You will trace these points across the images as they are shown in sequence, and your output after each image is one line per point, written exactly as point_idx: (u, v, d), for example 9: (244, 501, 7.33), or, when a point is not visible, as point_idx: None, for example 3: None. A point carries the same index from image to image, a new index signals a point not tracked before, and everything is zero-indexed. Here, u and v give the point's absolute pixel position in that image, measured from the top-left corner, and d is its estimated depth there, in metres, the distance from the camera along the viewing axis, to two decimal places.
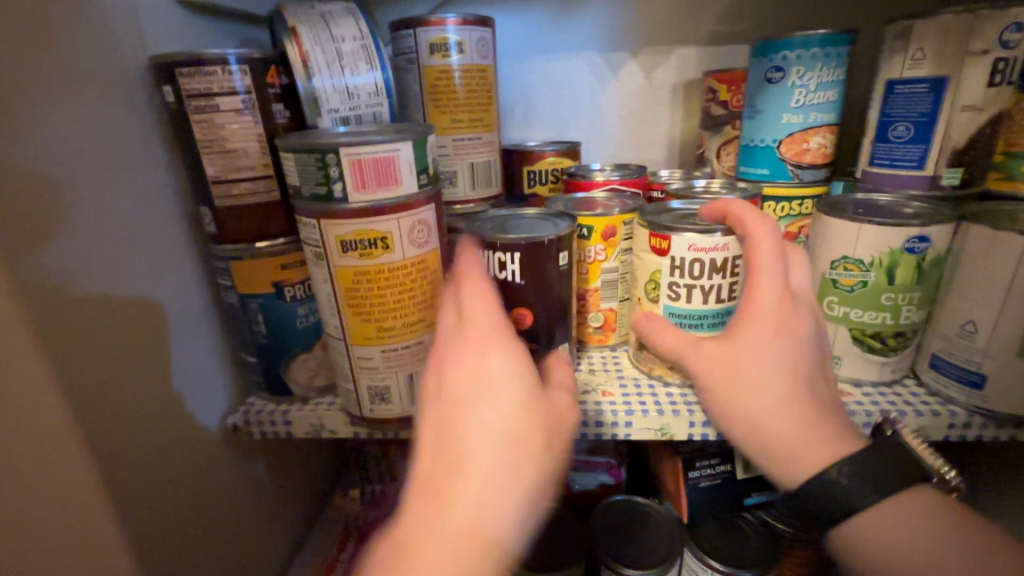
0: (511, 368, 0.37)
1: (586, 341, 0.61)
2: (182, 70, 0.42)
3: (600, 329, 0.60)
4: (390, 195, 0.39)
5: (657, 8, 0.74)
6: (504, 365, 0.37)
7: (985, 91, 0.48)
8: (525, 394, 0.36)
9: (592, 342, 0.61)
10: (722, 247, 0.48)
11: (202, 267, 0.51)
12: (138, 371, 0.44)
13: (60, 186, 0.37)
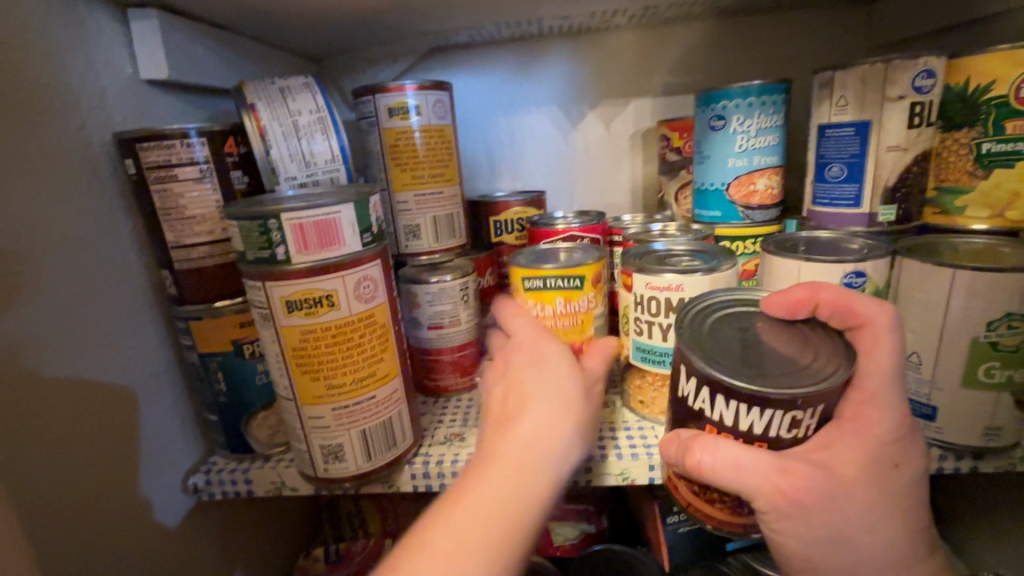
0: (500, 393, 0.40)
1: None
2: (143, 144, 0.45)
3: None
4: (333, 255, 0.41)
5: (610, 65, 0.79)
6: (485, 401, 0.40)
7: (905, 132, 0.51)
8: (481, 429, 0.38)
9: None
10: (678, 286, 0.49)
11: (167, 328, 0.53)
12: (94, 434, 0.44)
13: (19, 258, 0.39)
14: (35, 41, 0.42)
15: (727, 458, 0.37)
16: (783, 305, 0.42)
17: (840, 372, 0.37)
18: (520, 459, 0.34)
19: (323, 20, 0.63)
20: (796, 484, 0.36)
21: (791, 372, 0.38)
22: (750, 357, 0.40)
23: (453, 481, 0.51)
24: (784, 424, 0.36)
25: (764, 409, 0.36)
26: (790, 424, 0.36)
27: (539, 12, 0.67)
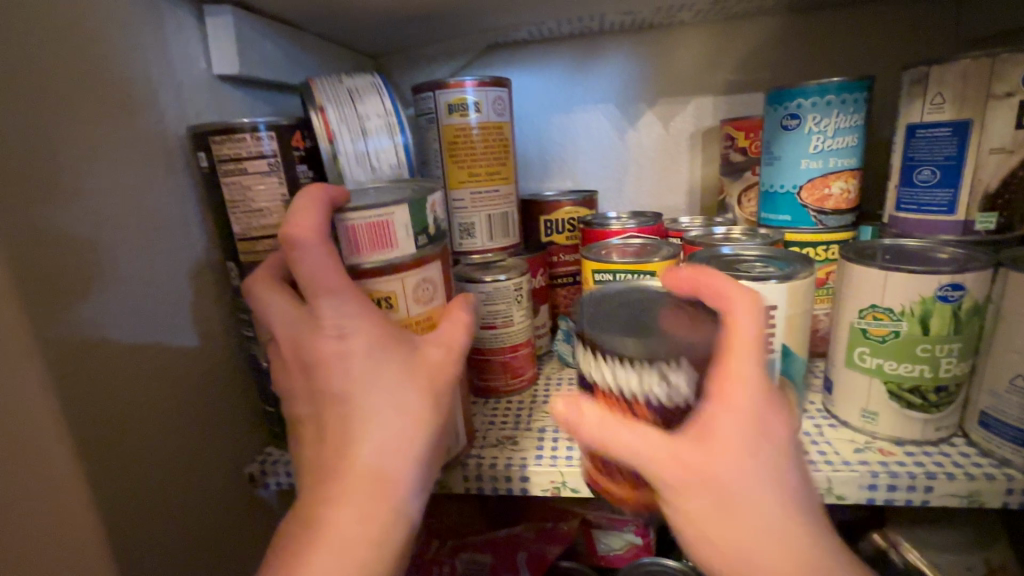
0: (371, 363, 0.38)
1: None
2: (215, 137, 0.46)
3: None
4: (385, 257, 0.42)
5: (672, 62, 0.76)
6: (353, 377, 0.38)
7: (1013, 132, 0.46)
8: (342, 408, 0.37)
9: None
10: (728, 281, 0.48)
11: (231, 319, 0.54)
12: (161, 419, 0.45)
13: (99, 246, 0.40)
14: (119, 36, 0.43)
15: (593, 436, 0.34)
16: (685, 282, 0.39)
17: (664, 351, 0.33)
18: (399, 448, 0.36)
19: (387, 16, 0.63)
20: (680, 465, 0.30)
21: (677, 343, 0.35)
22: (637, 329, 0.38)
23: (505, 484, 0.50)
24: (649, 383, 0.34)
25: (629, 365, 0.34)
26: (661, 384, 0.33)
27: (602, 7, 0.65)
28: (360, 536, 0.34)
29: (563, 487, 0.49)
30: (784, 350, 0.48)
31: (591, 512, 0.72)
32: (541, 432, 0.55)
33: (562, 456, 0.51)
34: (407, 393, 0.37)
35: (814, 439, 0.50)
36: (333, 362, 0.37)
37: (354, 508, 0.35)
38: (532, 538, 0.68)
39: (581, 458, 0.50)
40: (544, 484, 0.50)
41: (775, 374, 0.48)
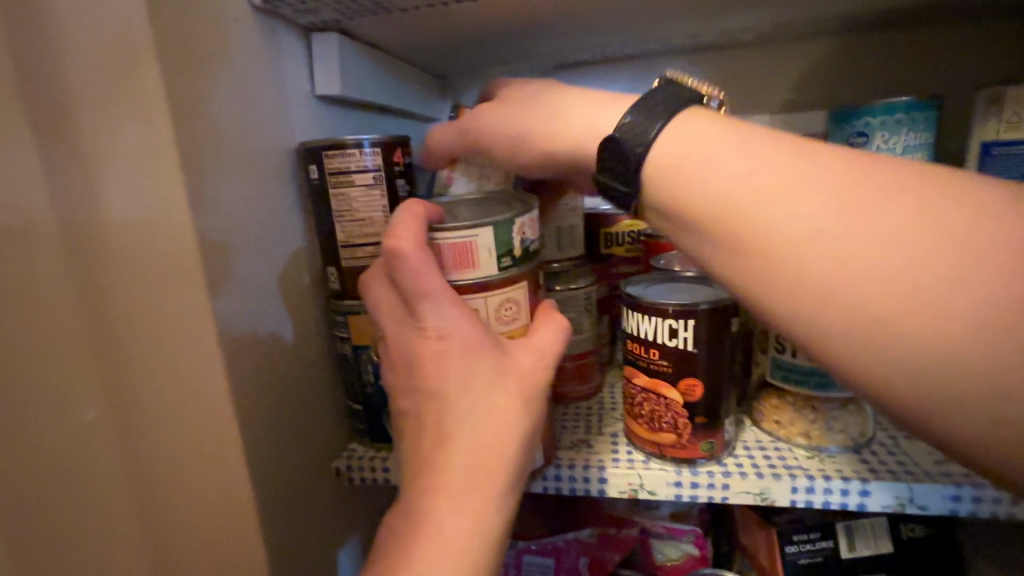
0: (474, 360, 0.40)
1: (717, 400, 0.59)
2: (327, 152, 0.50)
3: None
4: (470, 277, 0.45)
5: (730, 82, 0.79)
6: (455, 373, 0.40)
7: None
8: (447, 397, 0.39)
9: None
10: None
11: (323, 321, 0.57)
12: (271, 411, 0.48)
13: (233, 250, 0.44)
14: (246, 62, 0.47)
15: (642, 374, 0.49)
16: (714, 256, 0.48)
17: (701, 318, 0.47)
18: (496, 437, 0.39)
19: (465, 40, 0.67)
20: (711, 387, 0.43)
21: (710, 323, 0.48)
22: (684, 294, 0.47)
23: (584, 485, 0.52)
24: (666, 332, 0.48)
25: (658, 320, 0.48)
26: (670, 333, 0.48)
27: (669, 30, 0.69)
28: (462, 522, 0.37)
29: (640, 489, 0.51)
30: None
31: (650, 521, 0.73)
32: (614, 436, 0.57)
33: (638, 459, 0.52)
34: (494, 386, 0.40)
35: (892, 450, 0.51)
36: (430, 358, 0.40)
37: (456, 496, 0.37)
38: (595, 544, 0.70)
39: (658, 462, 0.51)
40: (621, 486, 0.51)
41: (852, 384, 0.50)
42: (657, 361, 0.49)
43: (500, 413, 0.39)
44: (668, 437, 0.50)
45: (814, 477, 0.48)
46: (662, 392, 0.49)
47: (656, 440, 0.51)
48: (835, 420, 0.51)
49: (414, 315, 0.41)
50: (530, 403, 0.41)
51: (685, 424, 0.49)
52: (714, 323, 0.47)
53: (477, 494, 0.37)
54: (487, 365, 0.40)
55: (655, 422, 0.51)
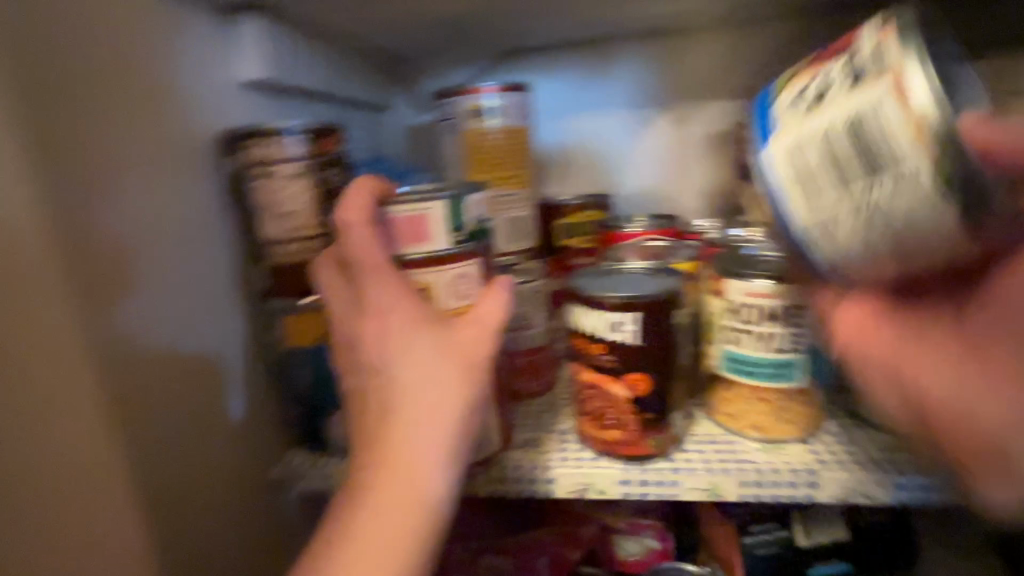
0: (411, 329, 0.39)
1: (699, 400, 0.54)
2: (251, 140, 0.47)
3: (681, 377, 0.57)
4: (420, 251, 0.41)
5: (686, 67, 0.77)
6: (394, 346, 0.39)
7: None
8: (387, 370, 0.39)
9: None
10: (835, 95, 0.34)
11: (254, 323, 0.54)
12: (188, 423, 0.45)
13: (133, 252, 0.41)
14: (148, 44, 0.44)
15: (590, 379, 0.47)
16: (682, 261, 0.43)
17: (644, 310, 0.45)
18: (431, 418, 0.38)
19: (406, 23, 0.64)
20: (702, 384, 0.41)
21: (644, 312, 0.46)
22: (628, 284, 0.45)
23: (530, 487, 0.50)
24: (609, 324, 0.46)
25: (601, 312, 0.46)
26: (614, 326, 0.46)
27: (619, 13, 0.66)
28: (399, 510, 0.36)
29: (588, 489, 0.49)
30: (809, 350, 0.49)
31: (609, 516, 0.72)
32: (564, 435, 0.55)
33: (587, 457, 0.50)
34: (434, 370, 0.38)
35: (843, 440, 0.50)
36: (371, 335, 0.40)
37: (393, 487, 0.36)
38: (552, 543, 0.68)
39: (606, 460, 0.50)
40: (569, 486, 0.49)
41: (801, 373, 0.48)
42: (602, 355, 0.47)
43: (439, 388, 0.38)
44: (616, 434, 0.48)
45: (764, 471, 0.47)
46: (608, 387, 0.47)
47: (603, 437, 0.49)
48: (785, 412, 0.49)
49: (361, 304, 0.40)
50: (478, 375, 0.40)
51: (632, 420, 0.47)
52: (659, 315, 0.45)
53: (414, 481, 0.37)
54: (428, 336, 0.39)
55: (604, 418, 0.49)
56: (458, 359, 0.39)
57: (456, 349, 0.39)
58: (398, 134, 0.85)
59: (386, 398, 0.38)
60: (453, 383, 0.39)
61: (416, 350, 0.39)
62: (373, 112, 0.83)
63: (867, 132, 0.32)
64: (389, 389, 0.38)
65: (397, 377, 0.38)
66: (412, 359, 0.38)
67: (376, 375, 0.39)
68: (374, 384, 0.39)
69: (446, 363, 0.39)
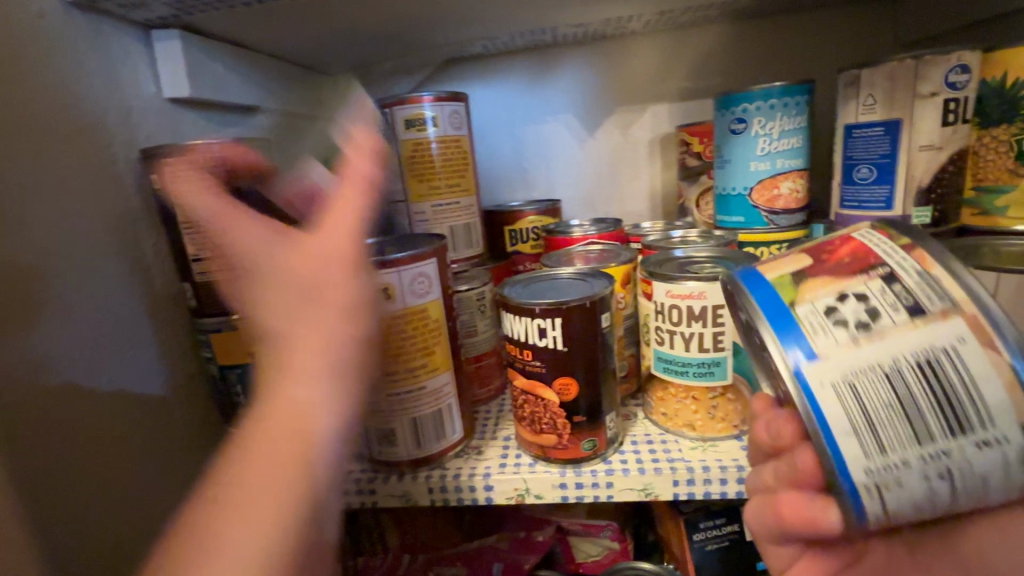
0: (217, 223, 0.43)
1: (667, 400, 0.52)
2: (168, 158, 0.46)
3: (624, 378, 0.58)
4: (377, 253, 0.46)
5: (627, 72, 0.79)
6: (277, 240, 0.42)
7: (940, 130, 0.48)
8: (274, 261, 0.41)
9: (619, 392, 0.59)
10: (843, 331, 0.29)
11: (186, 340, 0.53)
12: (114, 445, 0.44)
13: (46, 274, 0.40)
14: (62, 62, 0.43)
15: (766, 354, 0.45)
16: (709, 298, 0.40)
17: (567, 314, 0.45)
18: (313, 296, 0.40)
19: (341, 35, 0.64)
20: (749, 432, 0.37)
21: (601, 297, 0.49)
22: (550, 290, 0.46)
23: (469, 495, 0.50)
24: (535, 331, 0.46)
25: (525, 318, 0.47)
26: (539, 332, 0.46)
27: (554, 20, 0.67)
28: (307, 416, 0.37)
29: (527, 494, 0.49)
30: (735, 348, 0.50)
31: (564, 519, 0.72)
32: (505, 440, 0.55)
33: (525, 463, 0.51)
34: (279, 266, 0.41)
35: None
36: (255, 243, 0.42)
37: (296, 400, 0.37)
38: (507, 549, 0.69)
39: (544, 464, 0.50)
40: (508, 492, 0.49)
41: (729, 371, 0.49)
42: (531, 361, 0.47)
43: (313, 276, 0.40)
44: (550, 439, 0.49)
45: (695, 468, 0.48)
46: (539, 393, 0.48)
47: (538, 442, 0.50)
48: (716, 408, 0.50)
49: (242, 214, 0.43)
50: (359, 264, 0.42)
51: (564, 424, 0.48)
52: (584, 319, 0.46)
53: (311, 373, 0.37)
54: (256, 234, 0.42)
55: (538, 424, 0.49)
56: (317, 244, 0.41)
57: (332, 234, 0.42)
58: None
59: (270, 288, 0.41)
60: (328, 264, 0.41)
61: (252, 248, 0.42)
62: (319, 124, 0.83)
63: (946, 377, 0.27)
64: (276, 279, 0.41)
65: (279, 267, 0.41)
66: (295, 247, 0.41)
67: (255, 270, 0.41)
68: (259, 279, 0.41)
69: (321, 248, 0.41)
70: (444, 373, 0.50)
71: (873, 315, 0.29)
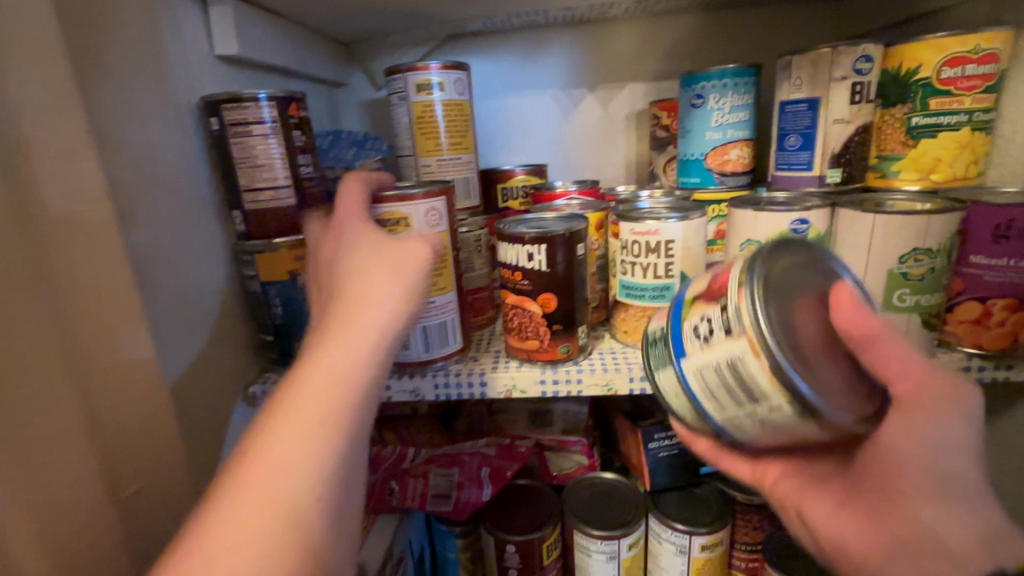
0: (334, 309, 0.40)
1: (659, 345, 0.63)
2: (226, 104, 0.56)
3: (595, 309, 0.70)
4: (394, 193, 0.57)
5: (609, 53, 0.90)
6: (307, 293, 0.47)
7: (849, 107, 0.61)
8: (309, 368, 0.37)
9: (593, 321, 0.71)
10: (735, 333, 0.39)
11: (230, 260, 0.63)
12: (185, 335, 0.54)
13: (140, 188, 0.50)
14: (148, 19, 0.52)
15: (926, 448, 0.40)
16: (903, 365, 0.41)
17: (551, 240, 0.57)
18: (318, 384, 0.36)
19: (362, 8, 0.73)
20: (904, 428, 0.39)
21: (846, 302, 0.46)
22: (542, 234, 0.57)
23: (468, 390, 0.62)
24: (524, 255, 0.58)
25: (519, 245, 0.58)
26: (528, 257, 0.58)
27: (547, 5, 0.78)
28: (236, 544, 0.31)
29: (514, 389, 0.61)
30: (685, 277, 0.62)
31: (543, 436, 0.85)
32: (496, 351, 0.67)
33: (513, 366, 0.63)
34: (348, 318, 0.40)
35: None
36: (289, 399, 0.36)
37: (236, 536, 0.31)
38: (494, 455, 0.80)
39: (529, 367, 0.62)
40: (499, 387, 0.62)
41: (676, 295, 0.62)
42: (521, 281, 0.59)
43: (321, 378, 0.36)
44: (534, 344, 0.60)
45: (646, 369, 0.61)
46: (526, 305, 0.59)
47: (520, 351, 0.62)
48: None
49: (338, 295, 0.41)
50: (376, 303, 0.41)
51: (546, 332, 0.60)
52: (563, 248, 0.58)
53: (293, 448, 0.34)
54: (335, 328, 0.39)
55: (525, 332, 0.61)
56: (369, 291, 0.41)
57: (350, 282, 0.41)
58: (356, 110, 0.95)
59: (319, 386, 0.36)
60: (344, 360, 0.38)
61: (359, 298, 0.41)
62: (333, 88, 0.92)
63: (733, 361, 0.39)
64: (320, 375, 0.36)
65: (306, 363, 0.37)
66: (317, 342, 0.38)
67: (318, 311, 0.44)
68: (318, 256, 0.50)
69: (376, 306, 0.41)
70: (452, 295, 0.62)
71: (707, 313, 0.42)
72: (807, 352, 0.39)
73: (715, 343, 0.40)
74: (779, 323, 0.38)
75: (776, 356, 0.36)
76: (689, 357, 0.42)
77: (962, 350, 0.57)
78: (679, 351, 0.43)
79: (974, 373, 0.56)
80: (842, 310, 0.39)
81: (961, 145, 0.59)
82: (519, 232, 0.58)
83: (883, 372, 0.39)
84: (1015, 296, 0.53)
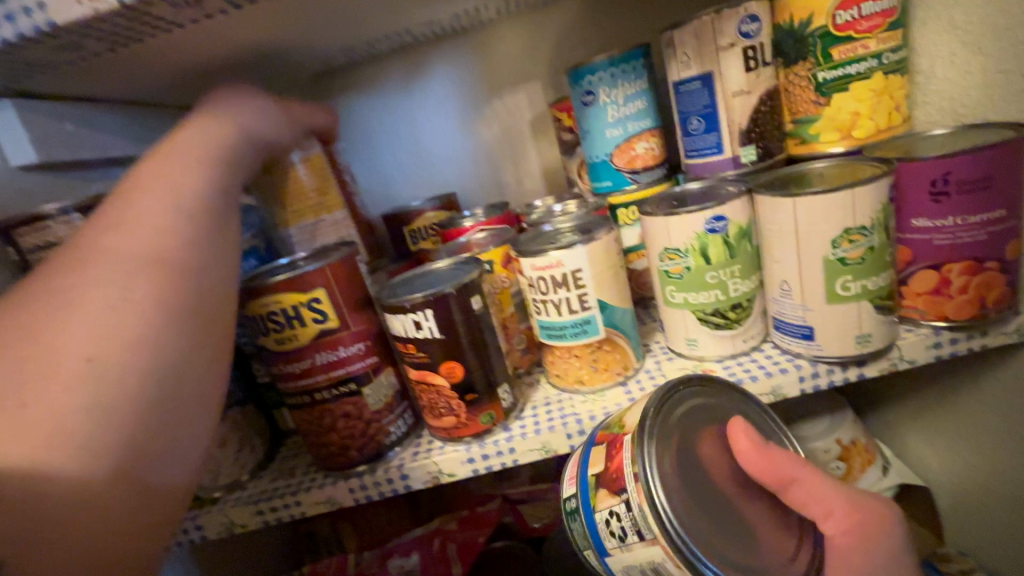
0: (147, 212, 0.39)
1: (592, 384, 0.55)
2: (18, 229, 0.47)
3: (525, 350, 0.62)
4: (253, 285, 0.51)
5: (494, 59, 0.81)
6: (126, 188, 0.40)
7: (745, 76, 0.54)
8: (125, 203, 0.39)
9: (524, 365, 0.63)
10: (649, 540, 0.39)
11: None
12: None
13: None
14: None
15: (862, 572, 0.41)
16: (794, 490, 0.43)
17: (439, 301, 0.49)
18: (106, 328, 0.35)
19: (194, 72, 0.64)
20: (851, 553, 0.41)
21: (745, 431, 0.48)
22: (427, 295, 0.48)
23: (389, 486, 0.53)
24: (412, 325, 0.49)
25: (405, 312, 0.49)
26: (416, 326, 0.49)
27: (405, 23, 0.69)
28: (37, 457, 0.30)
29: (440, 475, 0.53)
30: (605, 305, 0.54)
31: (509, 490, 0.78)
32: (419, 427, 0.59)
33: (436, 446, 0.54)
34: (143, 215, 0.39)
35: (653, 375, 0.56)
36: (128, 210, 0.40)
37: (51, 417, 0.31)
38: (456, 529, 0.73)
39: (453, 445, 0.54)
40: (423, 477, 0.53)
41: (600, 326, 0.54)
42: (417, 354, 0.50)
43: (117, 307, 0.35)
44: (451, 420, 0.52)
45: (583, 420, 0.52)
46: (430, 380, 0.51)
47: (438, 429, 0.54)
48: (597, 361, 0.55)
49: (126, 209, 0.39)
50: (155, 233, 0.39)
51: (460, 404, 0.52)
52: (456, 306, 0.49)
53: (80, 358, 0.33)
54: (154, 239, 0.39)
55: (437, 408, 0.52)
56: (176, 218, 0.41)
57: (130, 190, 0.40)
58: None
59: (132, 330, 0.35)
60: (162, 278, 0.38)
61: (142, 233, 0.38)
62: None
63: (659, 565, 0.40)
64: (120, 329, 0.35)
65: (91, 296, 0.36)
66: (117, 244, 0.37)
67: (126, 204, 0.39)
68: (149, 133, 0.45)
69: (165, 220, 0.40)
70: (344, 379, 0.51)
71: (614, 511, 0.41)
72: (722, 512, 0.43)
73: (633, 546, 0.40)
74: (684, 515, 0.40)
75: (694, 564, 0.38)
76: (613, 556, 0.42)
77: (928, 325, 0.49)
78: (601, 550, 0.43)
79: (946, 349, 0.49)
80: (747, 455, 0.43)
81: (879, 91, 0.52)
82: (402, 294, 0.50)
83: (811, 511, 0.42)
84: (970, 257, 0.45)
